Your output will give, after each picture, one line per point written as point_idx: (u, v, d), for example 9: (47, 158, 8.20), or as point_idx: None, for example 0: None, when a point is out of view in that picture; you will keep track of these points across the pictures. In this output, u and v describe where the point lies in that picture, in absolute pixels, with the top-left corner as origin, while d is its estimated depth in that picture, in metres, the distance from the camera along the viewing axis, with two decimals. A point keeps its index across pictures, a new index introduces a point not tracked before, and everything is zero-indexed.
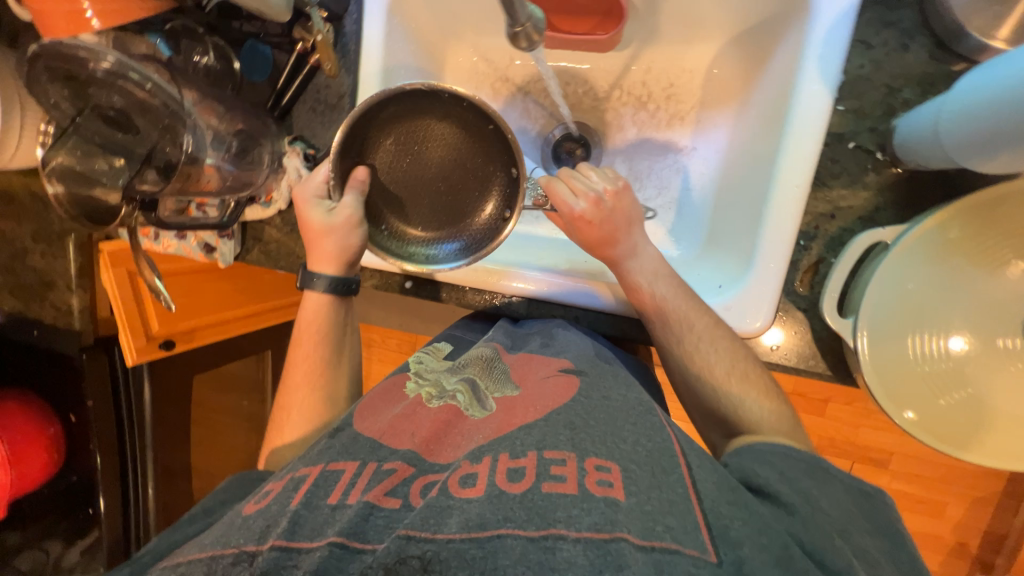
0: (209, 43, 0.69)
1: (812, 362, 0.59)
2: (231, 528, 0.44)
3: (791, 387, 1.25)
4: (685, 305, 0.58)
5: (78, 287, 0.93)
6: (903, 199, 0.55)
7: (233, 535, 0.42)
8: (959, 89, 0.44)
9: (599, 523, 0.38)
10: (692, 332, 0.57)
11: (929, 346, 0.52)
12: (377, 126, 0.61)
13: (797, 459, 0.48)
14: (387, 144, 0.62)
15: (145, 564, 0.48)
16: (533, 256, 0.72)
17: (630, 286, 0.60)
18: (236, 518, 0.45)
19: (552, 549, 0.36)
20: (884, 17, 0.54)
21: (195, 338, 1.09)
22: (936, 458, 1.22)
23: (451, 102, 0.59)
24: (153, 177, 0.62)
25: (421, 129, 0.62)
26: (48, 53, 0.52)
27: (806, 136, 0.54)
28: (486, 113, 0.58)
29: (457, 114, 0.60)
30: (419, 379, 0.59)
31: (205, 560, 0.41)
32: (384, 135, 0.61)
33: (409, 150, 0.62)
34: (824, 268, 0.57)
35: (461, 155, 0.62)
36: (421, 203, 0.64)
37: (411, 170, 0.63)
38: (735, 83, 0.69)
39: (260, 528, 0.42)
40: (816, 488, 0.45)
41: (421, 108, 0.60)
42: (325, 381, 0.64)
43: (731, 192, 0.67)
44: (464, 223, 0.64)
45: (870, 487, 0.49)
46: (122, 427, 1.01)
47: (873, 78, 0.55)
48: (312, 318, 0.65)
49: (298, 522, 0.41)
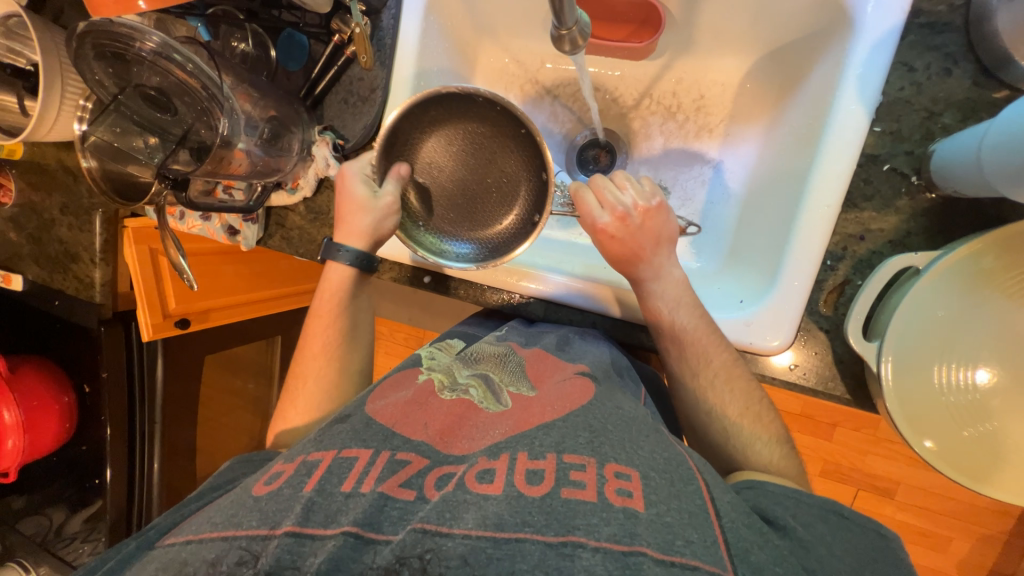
0: (249, 29, 0.71)
1: (831, 384, 0.58)
2: (242, 507, 0.44)
3: (800, 407, 1.23)
4: (705, 339, 0.57)
5: (101, 260, 0.93)
6: (935, 225, 0.54)
7: (245, 516, 0.42)
8: (1006, 116, 0.43)
9: (619, 534, 0.37)
10: (708, 368, 0.57)
11: (955, 376, 0.51)
12: (418, 127, 0.63)
13: (811, 504, 0.47)
14: (427, 144, 0.64)
15: (152, 538, 0.48)
16: (557, 258, 0.71)
17: (649, 312, 0.60)
18: (246, 498, 0.45)
19: (572, 557, 0.36)
20: (927, 40, 0.53)
21: (209, 318, 1.11)
22: (944, 491, 1.19)
23: (486, 106, 0.60)
24: (185, 158, 0.63)
25: (456, 132, 0.63)
26: (96, 32, 0.53)
27: (840, 155, 0.54)
28: (519, 118, 0.59)
29: (491, 118, 0.61)
30: (431, 369, 0.59)
31: (218, 540, 0.41)
32: (424, 135, 0.64)
33: (446, 151, 0.64)
34: (850, 290, 0.57)
35: (493, 158, 0.63)
36: (452, 203, 0.65)
37: (448, 170, 0.64)
38: (767, 98, 0.68)
39: (273, 512, 0.42)
40: (830, 534, 0.45)
41: (458, 111, 0.62)
42: (340, 360, 0.66)
43: (756, 207, 0.66)
44: (492, 225, 0.65)
45: (889, 532, 0.47)
46: (133, 402, 1.03)
47: (913, 101, 0.54)
48: (332, 292, 0.66)
49: (312, 509, 0.41)
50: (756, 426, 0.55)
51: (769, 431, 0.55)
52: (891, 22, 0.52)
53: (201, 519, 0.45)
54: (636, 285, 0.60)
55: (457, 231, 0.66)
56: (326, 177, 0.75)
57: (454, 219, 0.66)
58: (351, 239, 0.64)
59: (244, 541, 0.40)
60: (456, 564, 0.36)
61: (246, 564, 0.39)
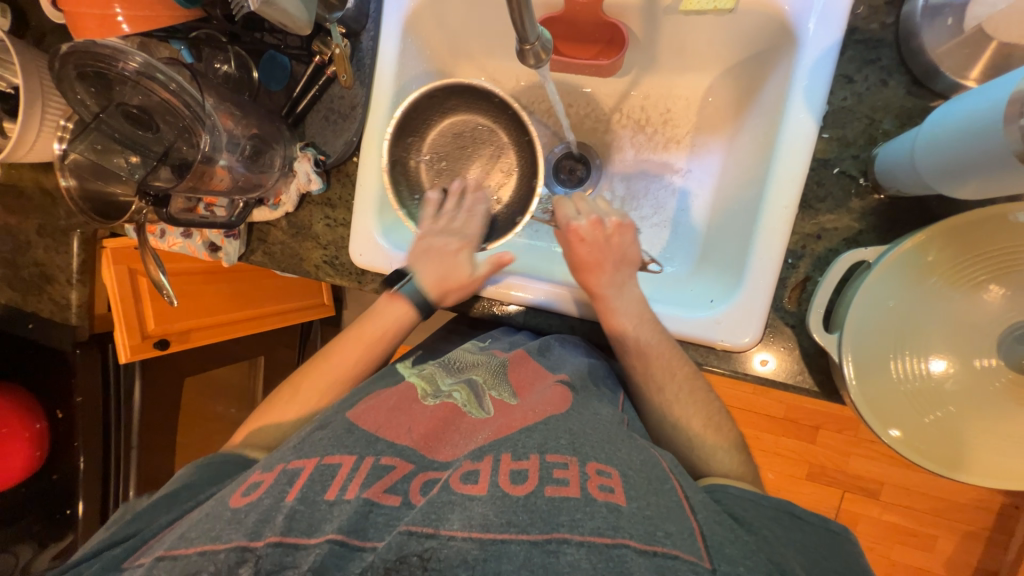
0: (231, 52, 0.74)
1: (799, 377, 0.61)
2: (219, 521, 0.43)
3: (782, 411, 1.26)
4: (666, 352, 0.60)
5: (78, 282, 0.92)
6: (884, 224, 0.58)
7: (224, 530, 0.42)
8: (931, 120, 0.47)
9: (602, 528, 0.39)
10: (667, 383, 0.60)
11: (910, 365, 0.53)
12: (439, 110, 0.72)
13: (767, 505, 0.49)
14: (441, 127, 0.74)
15: (119, 557, 0.47)
16: (543, 268, 0.73)
17: (611, 328, 0.62)
18: (223, 510, 0.44)
19: (557, 553, 0.37)
20: (864, 55, 0.58)
21: (189, 340, 1.08)
22: (926, 489, 1.22)
23: (499, 107, 0.71)
24: (166, 175, 0.65)
25: (471, 125, 0.74)
26: (79, 53, 0.54)
27: (794, 161, 0.57)
28: (525, 126, 0.71)
29: (501, 117, 0.72)
30: (414, 375, 0.59)
31: (194, 556, 0.40)
32: (439, 118, 0.73)
33: (456, 139, 0.75)
34: (811, 285, 0.60)
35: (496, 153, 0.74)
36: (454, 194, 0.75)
37: (455, 155, 0.75)
38: (728, 110, 0.72)
39: (254, 523, 0.42)
40: (782, 536, 0.46)
41: (473, 102, 0.72)
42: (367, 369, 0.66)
43: (724, 212, 0.70)
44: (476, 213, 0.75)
45: (836, 524, 0.48)
46: (108, 429, 1.01)
47: (855, 110, 0.59)
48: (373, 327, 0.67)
49: (295, 518, 0.41)
50: (718, 435, 0.58)
51: (721, 442, 0.57)
52: (830, 38, 0.57)
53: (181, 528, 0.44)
54: (600, 300, 0.62)
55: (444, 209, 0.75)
56: (308, 192, 0.77)
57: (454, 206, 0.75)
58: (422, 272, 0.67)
59: (229, 551, 0.40)
60: (448, 566, 0.37)
61: (243, 563, 0.39)
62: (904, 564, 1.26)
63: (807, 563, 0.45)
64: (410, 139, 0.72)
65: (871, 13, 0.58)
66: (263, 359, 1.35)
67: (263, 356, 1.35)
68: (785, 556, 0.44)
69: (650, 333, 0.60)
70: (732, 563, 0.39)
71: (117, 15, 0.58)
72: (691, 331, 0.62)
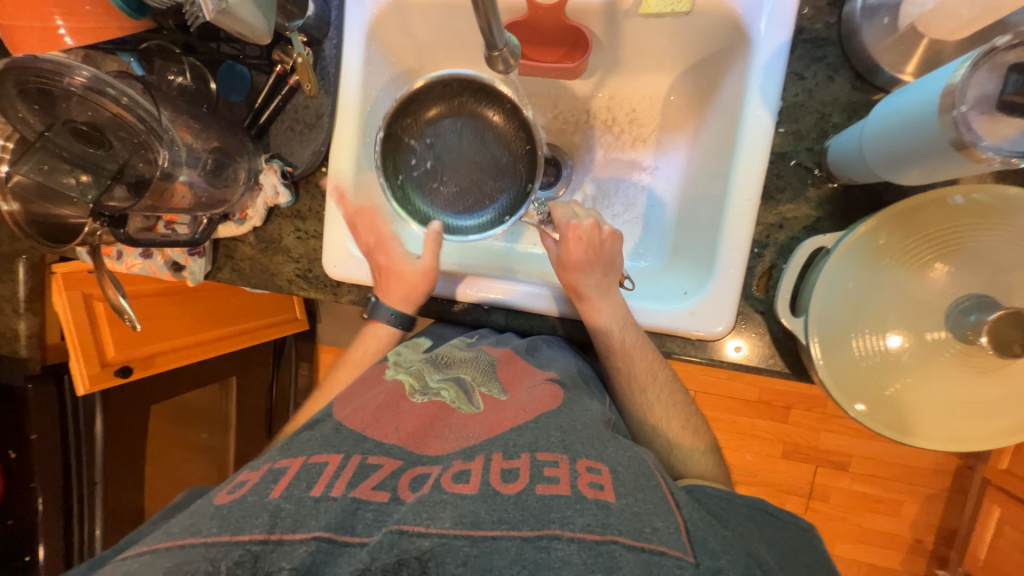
0: (185, 63, 0.72)
1: (771, 360, 0.64)
2: (202, 517, 0.42)
3: (756, 394, 1.31)
4: (645, 352, 0.62)
5: (27, 311, 0.89)
6: (840, 211, 0.62)
7: (203, 524, 0.41)
8: (876, 113, 0.51)
9: (591, 525, 0.39)
10: (647, 374, 0.62)
11: (874, 344, 0.57)
12: (440, 94, 0.64)
13: (741, 504, 0.51)
14: (440, 114, 0.66)
15: (105, 557, 0.47)
16: (536, 271, 0.73)
17: (596, 325, 0.63)
18: (208, 508, 0.43)
19: (548, 548, 0.38)
20: (812, 53, 0.62)
21: (155, 365, 1.04)
22: (889, 457, 1.29)
23: (507, 107, 0.64)
24: (121, 194, 0.61)
25: (473, 114, 0.66)
26: (20, 69, 0.51)
27: (754, 155, 0.60)
28: (532, 135, 0.64)
29: (506, 116, 0.64)
30: (399, 369, 0.59)
31: (173, 551, 0.39)
32: (440, 104, 0.65)
33: (455, 126, 0.66)
34: (777, 273, 0.63)
35: (496, 153, 0.66)
36: (448, 187, 0.67)
37: (451, 145, 0.66)
38: (689, 109, 0.75)
39: (237, 519, 0.41)
40: (756, 531, 0.48)
41: (480, 91, 0.64)
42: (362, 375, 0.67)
43: (691, 206, 0.73)
44: (463, 205, 0.67)
45: (806, 522, 0.51)
46: (69, 465, 0.96)
47: (807, 105, 0.62)
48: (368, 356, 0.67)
49: (279, 516, 0.41)
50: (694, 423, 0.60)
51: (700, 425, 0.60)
52: (780, 38, 0.60)
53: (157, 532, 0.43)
54: (576, 295, 0.63)
55: (428, 194, 0.67)
56: (276, 205, 0.75)
57: (438, 206, 0.67)
58: (392, 299, 0.67)
59: (203, 549, 0.39)
60: (438, 566, 0.37)
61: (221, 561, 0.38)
62: (874, 530, 1.34)
63: (781, 556, 0.47)
64: (404, 122, 0.64)
65: (815, 14, 0.62)
66: (235, 379, 1.30)
67: (235, 376, 1.30)
68: (760, 549, 0.45)
69: (634, 337, 0.62)
70: (715, 557, 0.40)
71: (59, 28, 0.55)
72: (667, 323, 0.64)
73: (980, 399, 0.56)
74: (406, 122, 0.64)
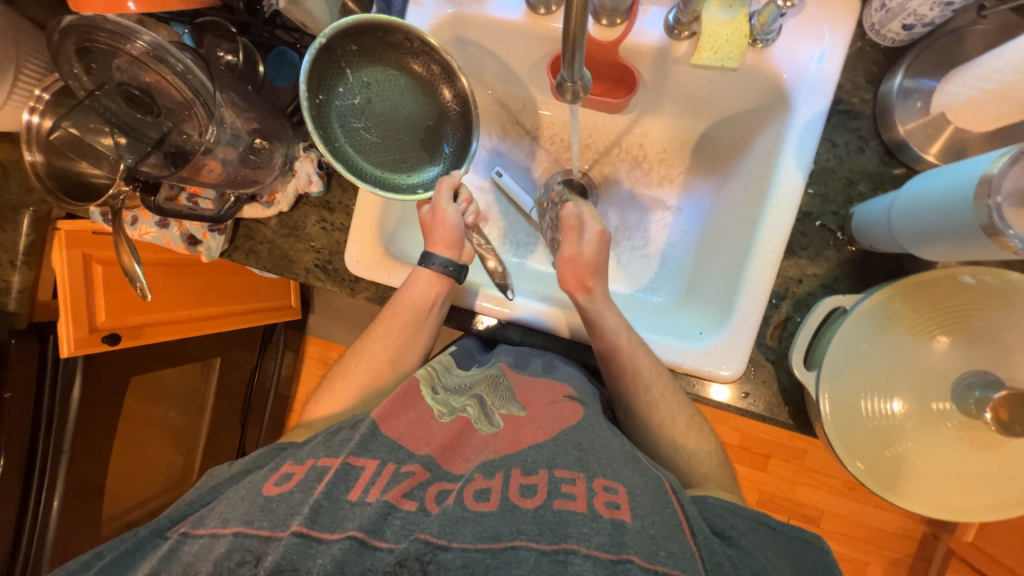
0: (239, 42, 0.72)
1: (777, 411, 0.65)
2: (254, 508, 0.46)
3: (738, 439, 1.33)
4: (657, 384, 0.62)
5: (23, 264, 0.88)
6: (856, 274, 0.64)
7: (258, 516, 0.45)
8: (907, 189, 0.54)
9: (607, 544, 0.40)
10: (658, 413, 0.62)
11: (878, 405, 0.58)
12: (398, 42, 0.60)
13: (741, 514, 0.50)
14: (387, 60, 0.61)
15: (165, 525, 0.49)
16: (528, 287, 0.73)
17: (615, 347, 0.62)
18: (257, 496, 0.47)
19: (564, 563, 0.39)
20: (846, 124, 0.65)
21: (144, 335, 1.01)
22: (860, 517, 1.32)
23: (456, 93, 0.63)
24: (155, 161, 0.61)
25: (423, 77, 0.62)
26: (84, 25, 0.51)
27: (783, 209, 0.63)
28: (472, 129, 0.64)
29: (454, 96, 0.63)
30: (434, 387, 0.58)
31: (230, 535, 0.44)
32: (394, 51, 0.61)
33: (398, 79, 0.62)
34: (791, 325, 0.65)
35: (432, 125, 0.65)
36: (368, 133, 0.62)
37: (388, 95, 0.62)
38: (719, 158, 0.78)
39: (284, 514, 0.45)
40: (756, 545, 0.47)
41: (440, 62, 0.61)
42: (384, 378, 0.67)
43: (710, 249, 0.75)
44: (375, 157, 0.63)
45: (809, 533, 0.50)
46: (39, 427, 0.91)
47: (837, 170, 0.65)
48: (381, 361, 0.67)
49: (319, 513, 0.43)
50: (699, 463, 0.61)
51: (705, 467, 0.61)
52: (819, 105, 0.63)
53: (214, 514, 0.47)
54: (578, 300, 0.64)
55: (343, 127, 0.61)
56: (306, 193, 0.75)
57: (351, 146, 0.62)
58: (441, 248, 0.66)
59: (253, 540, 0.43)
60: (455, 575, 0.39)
61: (244, 564, 0.42)
62: None
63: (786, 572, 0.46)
64: (348, 49, 0.59)
65: (853, 88, 0.65)
66: (219, 360, 1.28)
67: (219, 358, 1.28)
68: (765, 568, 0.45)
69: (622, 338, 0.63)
70: None
71: None
72: (682, 360, 0.64)
73: (974, 470, 0.58)
74: (348, 49, 0.59)
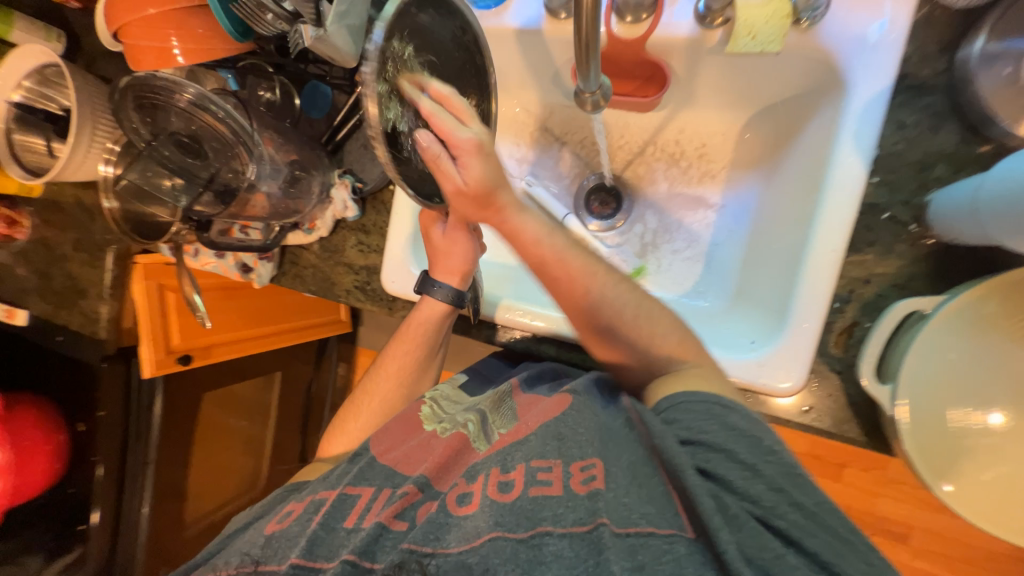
0: (275, 80, 0.76)
1: (845, 427, 0.58)
2: (257, 544, 0.55)
3: (806, 446, 1.22)
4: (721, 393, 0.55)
5: (109, 296, 0.94)
6: (936, 270, 0.56)
7: (265, 553, 0.53)
8: (997, 171, 0.46)
9: (583, 517, 0.44)
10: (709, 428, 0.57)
11: (971, 420, 0.52)
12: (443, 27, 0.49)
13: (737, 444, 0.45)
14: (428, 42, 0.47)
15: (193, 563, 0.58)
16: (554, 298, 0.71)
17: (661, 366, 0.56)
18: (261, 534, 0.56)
19: (540, 545, 0.43)
20: (914, 101, 0.58)
21: (212, 355, 1.10)
22: (958, 535, 1.16)
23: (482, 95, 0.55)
24: (208, 201, 0.65)
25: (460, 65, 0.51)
26: (138, 86, 0.57)
27: (842, 204, 0.57)
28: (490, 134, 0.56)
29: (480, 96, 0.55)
30: (438, 416, 0.63)
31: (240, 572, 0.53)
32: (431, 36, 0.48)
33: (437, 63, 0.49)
34: (859, 331, 0.58)
35: None
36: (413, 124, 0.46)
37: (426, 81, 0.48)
38: (767, 149, 0.72)
39: (282, 547, 0.53)
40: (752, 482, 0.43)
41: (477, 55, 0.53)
42: (392, 407, 0.70)
43: (761, 249, 0.69)
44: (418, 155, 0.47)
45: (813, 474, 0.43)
46: (126, 439, 1.01)
47: (906, 155, 0.58)
48: (391, 388, 0.70)
49: (316, 543, 0.51)
50: None
51: None
52: (879, 85, 0.56)
53: (224, 557, 0.56)
54: (597, 333, 0.58)
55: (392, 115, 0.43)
56: (343, 218, 0.78)
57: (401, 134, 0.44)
58: (448, 275, 0.65)
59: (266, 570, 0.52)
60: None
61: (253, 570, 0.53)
62: None
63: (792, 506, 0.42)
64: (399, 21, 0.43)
65: (922, 60, 0.58)
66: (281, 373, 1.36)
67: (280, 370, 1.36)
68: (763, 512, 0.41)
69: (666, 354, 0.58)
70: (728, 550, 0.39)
71: (174, 49, 0.60)
72: (733, 374, 0.59)
73: None
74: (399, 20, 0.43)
